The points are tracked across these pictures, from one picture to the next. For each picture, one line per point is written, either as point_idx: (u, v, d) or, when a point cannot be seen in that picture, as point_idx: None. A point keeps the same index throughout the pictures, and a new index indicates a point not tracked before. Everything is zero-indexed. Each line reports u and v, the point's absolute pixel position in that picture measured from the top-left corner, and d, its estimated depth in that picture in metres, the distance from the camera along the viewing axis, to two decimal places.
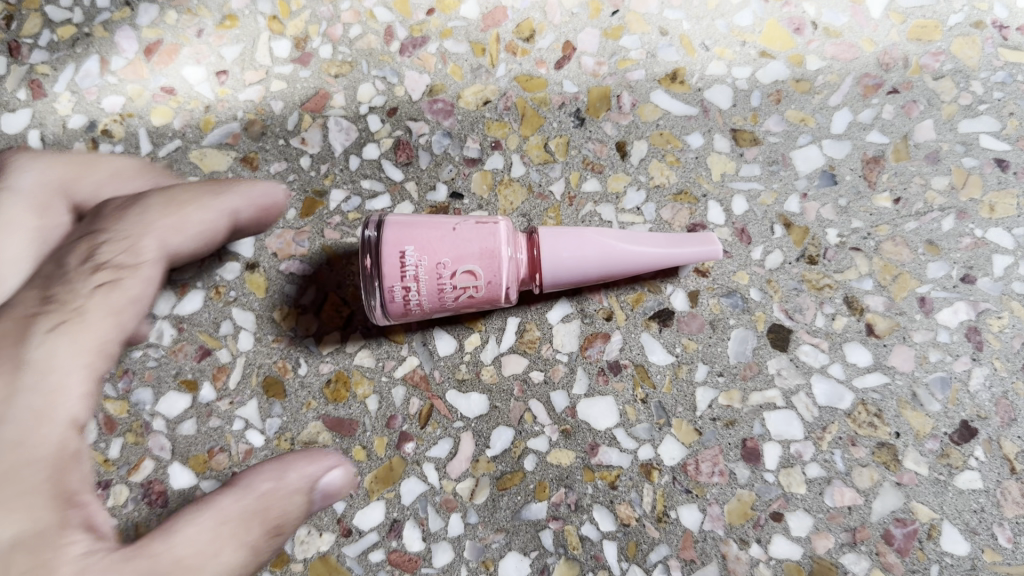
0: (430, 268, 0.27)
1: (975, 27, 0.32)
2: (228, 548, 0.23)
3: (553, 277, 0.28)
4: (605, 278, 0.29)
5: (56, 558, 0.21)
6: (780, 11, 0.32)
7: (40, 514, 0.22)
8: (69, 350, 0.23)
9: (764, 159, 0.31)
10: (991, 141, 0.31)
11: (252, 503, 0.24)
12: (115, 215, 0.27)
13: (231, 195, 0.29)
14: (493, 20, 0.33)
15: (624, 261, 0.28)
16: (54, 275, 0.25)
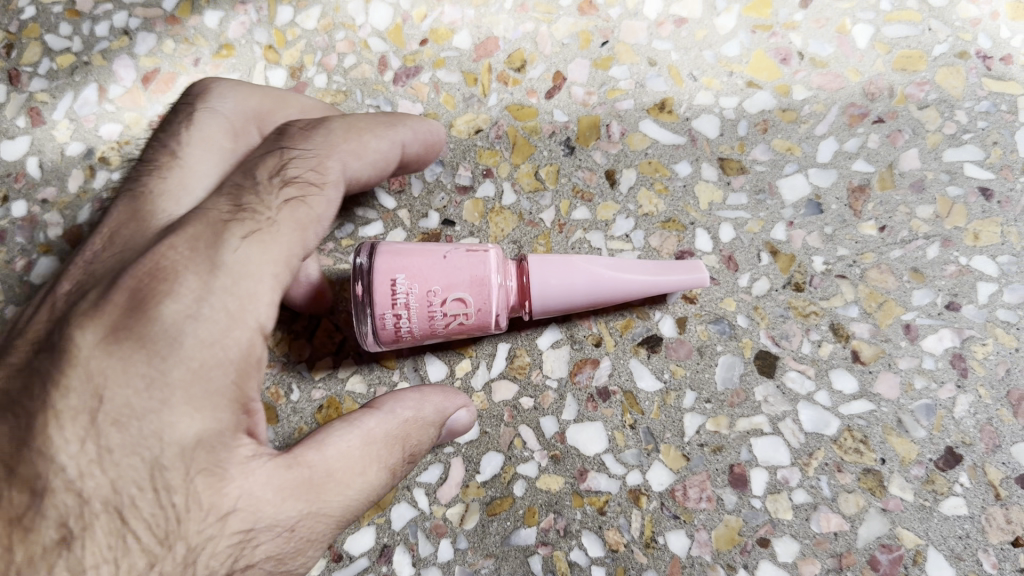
0: (420, 295, 0.27)
1: (959, 57, 0.32)
2: (373, 468, 0.24)
3: (542, 305, 0.28)
4: (595, 306, 0.29)
5: (229, 458, 0.22)
6: (767, 42, 0.33)
7: (220, 415, 0.22)
8: (261, 257, 0.24)
9: (751, 187, 0.31)
10: (975, 170, 0.31)
11: (400, 424, 0.25)
12: (302, 135, 0.28)
13: (402, 129, 0.30)
14: (484, 50, 0.34)
15: (613, 288, 0.28)
16: (248, 192, 0.25)
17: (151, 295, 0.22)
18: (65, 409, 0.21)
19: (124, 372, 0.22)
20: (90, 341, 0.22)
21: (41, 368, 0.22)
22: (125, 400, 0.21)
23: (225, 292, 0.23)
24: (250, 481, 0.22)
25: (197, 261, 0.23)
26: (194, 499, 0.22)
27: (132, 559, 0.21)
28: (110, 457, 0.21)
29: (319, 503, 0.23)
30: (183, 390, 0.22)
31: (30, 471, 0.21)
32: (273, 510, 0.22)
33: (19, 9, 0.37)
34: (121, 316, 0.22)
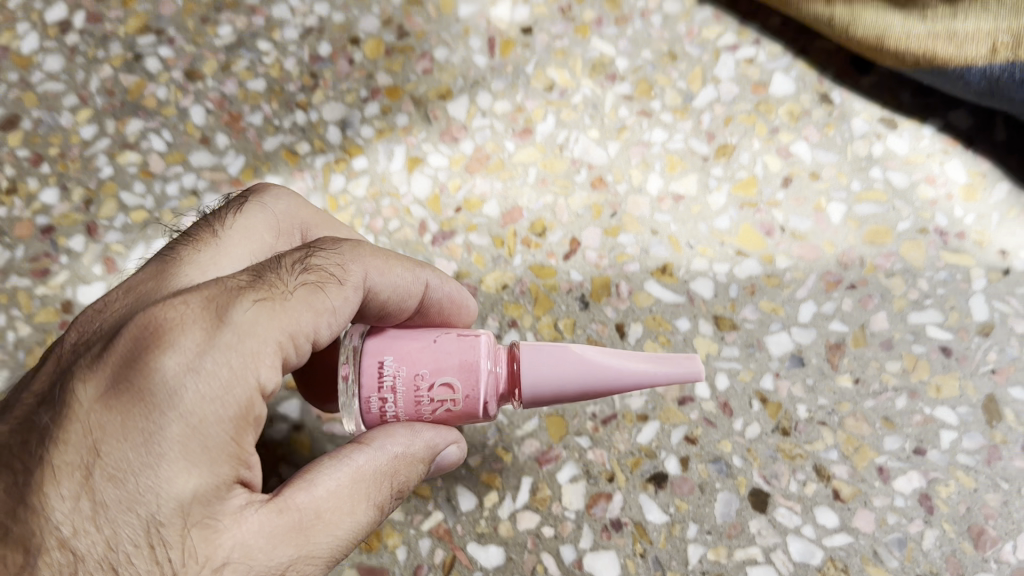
0: (408, 378, 0.29)
1: (920, 232, 0.38)
2: (361, 506, 0.26)
3: (531, 390, 0.29)
4: (586, 395, 0.30)
5: (221, 513, 0.24)
6: (753, 217, 0.39)
7: (217, 469, 0.24)
8: (267, 323, 0.26)
9: (742, 341, 0.36)
10: (937, 331, 0.36)
11: (391, 458, 0.28)
12: (333, 242, 0.30)
13: (428, 270, 0.32)
14: (511, 218, 0.40)
15: (597, 376, 0.29)
16: (270, 268, 0.27)
17: (152, 354, 0.24)
18: (62, 466, 0.23)
19: (123, 430, 0.24)
20: (90, 396, 0.24)
21: (45, 422, 0.24)
22: (121, 457, 0.23)
23: (220, 354, 0.25)
24: (244, 533, 0.24)
25: (203, 318, 0.25)
26: (192, 557, 0.24)
27: None
28: (105, 513, 0.23)
29: (311, 542, 0.25)
30: (179, 445, 0.24)
31: (26, 529, 0.23)
32: (266, 557, 0.24)
33: (98, 168, 0.43)
34: (123, 372, 0.24)
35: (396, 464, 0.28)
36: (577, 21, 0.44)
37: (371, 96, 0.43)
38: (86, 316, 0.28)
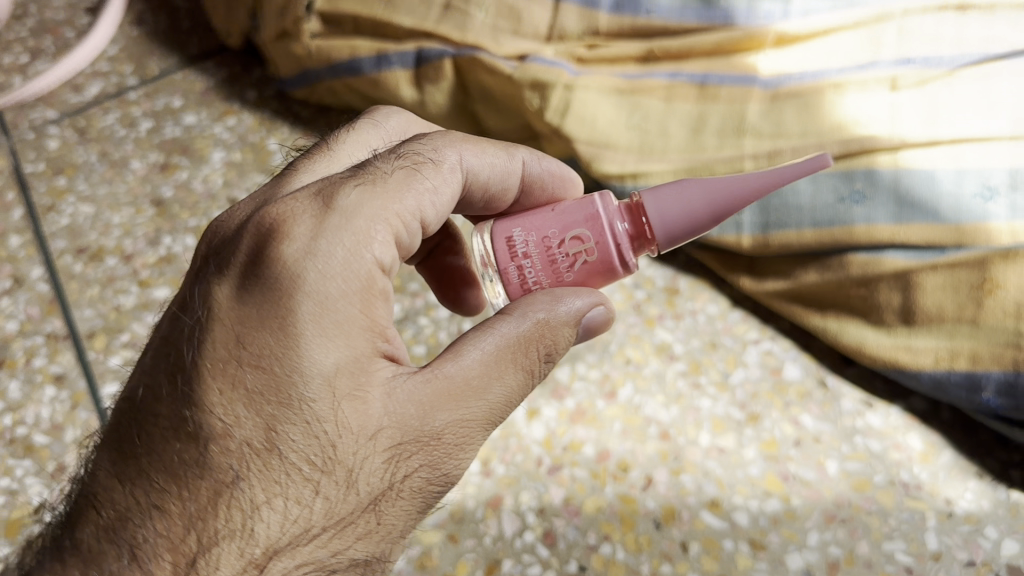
0: (542, 240, 0.47)
1: (891, 484, 0.55)
2: (509, 371, 0.42)
3: (672, 207, 0.47)
4: (714, 202, 0.47)
5: (368, 380, 0.39)
6: (774, 467, 0.55)
7: (345, 341, 0.39)
8: (364, 208, 0.41)
9: (769, 558, 0.52)
10: (903, 555, 0.52)
11: (531, 330, 0.43)
12: (422, 143, 0.47)
13: (521, 152, 0.52)
14: (603, 457, 0.57)
15: (718, 193, 0.47)
16: (366, 173, 0.43)
17: (276, 253, 0.39)
18: (217, 365, 0.38)
19: (260, 321, 0.38)
20: (229, 304, 0.39)
21: (197, 329, 0.39)
22: (266, 348, 0.38)
23: (335, 237, 0.40)
24: (391, 400, 0.39)
25: (314, 221, 0.40)
26: (345, 425, 0.38)
27: (300, 490, 0.38)
28: (256, 398, 0.37)
29: (457, 399, 0.40)
30: (310, 326, 0.38)
31: (200, 427, 0.38)
32: (423, 421, 0.40)
33: None
34: (255, 282, 0.39)
35: (535, 331, 0.44)
36: (645, 316, 0.63)
37: None
38: (217, 224, 0.44)
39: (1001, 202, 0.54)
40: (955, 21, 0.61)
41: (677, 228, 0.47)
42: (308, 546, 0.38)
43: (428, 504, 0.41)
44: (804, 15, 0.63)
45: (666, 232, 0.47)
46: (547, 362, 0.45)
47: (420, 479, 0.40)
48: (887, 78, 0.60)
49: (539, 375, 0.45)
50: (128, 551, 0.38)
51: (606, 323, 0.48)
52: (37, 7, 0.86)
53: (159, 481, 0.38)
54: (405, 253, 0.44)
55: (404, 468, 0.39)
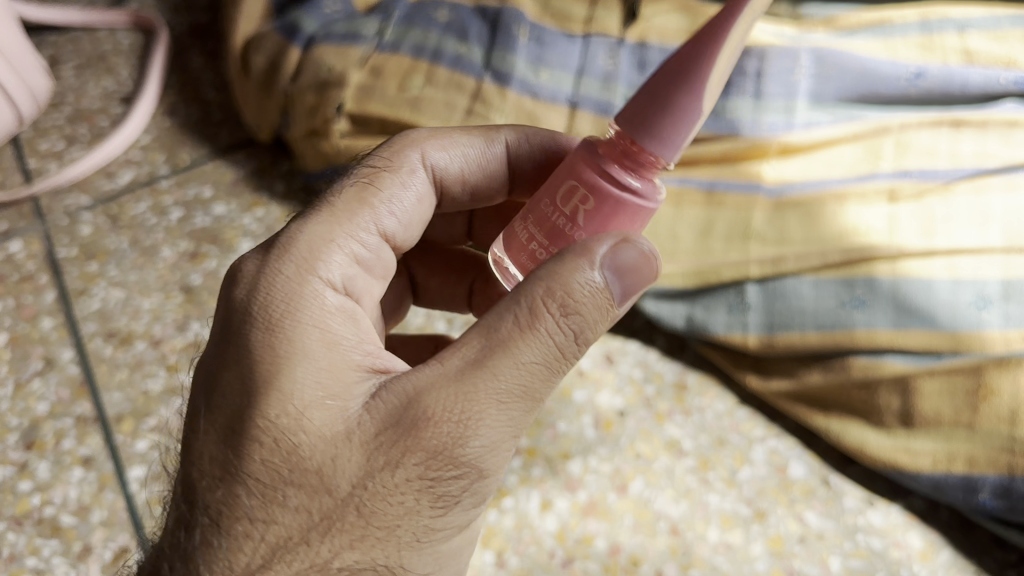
0: (544, 221, 0.45)
1: None
2: (518, 340, 0.40)
3: (645, 107, 0.42)
4: (680, 81, 0.41)
5: (338, 391, 0.41)
6: (779, 564, 0.58)
7: (304, 355, 0.41)
8: (310, 239, 0.45)
9: None
10: None
11: (535, 288, 0.40)
12: (381, 159, 0.51)
13: (505, 130, 0.55)
14: (615, 550, 0.59)
15: (680, 74, 0.41)
16: (321, 208, 0.47)
17: (234, 295, 0.43)
18: (195, 408, 0.42)
19: (223, 357, 0.41)
20: (205, 352, 0.43)
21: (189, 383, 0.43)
22: (230, 380, 0.41)
23: (286, 261, 0.43)
24: (366, 405, 0.40)
25: (264, 259, 0.43)
26: (314, 436, 0.39)
27: (278, 505, 0.39)
28: (225, 428, 0.40)
29: (442, 379, 0.39)
30: (264, 349, 0.40)
31: (188, 468, 0.41)
32: (401, 414, 0.39)
33: None
34: (221, 328, 0.42)
35: (538, 287, 0.40)
36: (655, 410, 0.65)
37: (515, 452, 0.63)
38: None
39: (995, 311, 0.58)
40: (950, 137, 0.66)
41: (653, 114, 0.41)
42: (291, 559, 0.39)
43: (441, 495, 0.40)
44: (807, 126, 0.68)
45: (644, 122, 0.42)
46: (584, 318, 0.41)
47: (413, 469, 0.39)
48: (885, 190, 0.64)
49: (574, 338, 0.41)
50: None
51: (643, 261, 0.42)
52: (73, 95, 0.90)
53: (174, 531, 0.42)
54: (375, 259, 0.48)
55: (389, 463, 0.39)
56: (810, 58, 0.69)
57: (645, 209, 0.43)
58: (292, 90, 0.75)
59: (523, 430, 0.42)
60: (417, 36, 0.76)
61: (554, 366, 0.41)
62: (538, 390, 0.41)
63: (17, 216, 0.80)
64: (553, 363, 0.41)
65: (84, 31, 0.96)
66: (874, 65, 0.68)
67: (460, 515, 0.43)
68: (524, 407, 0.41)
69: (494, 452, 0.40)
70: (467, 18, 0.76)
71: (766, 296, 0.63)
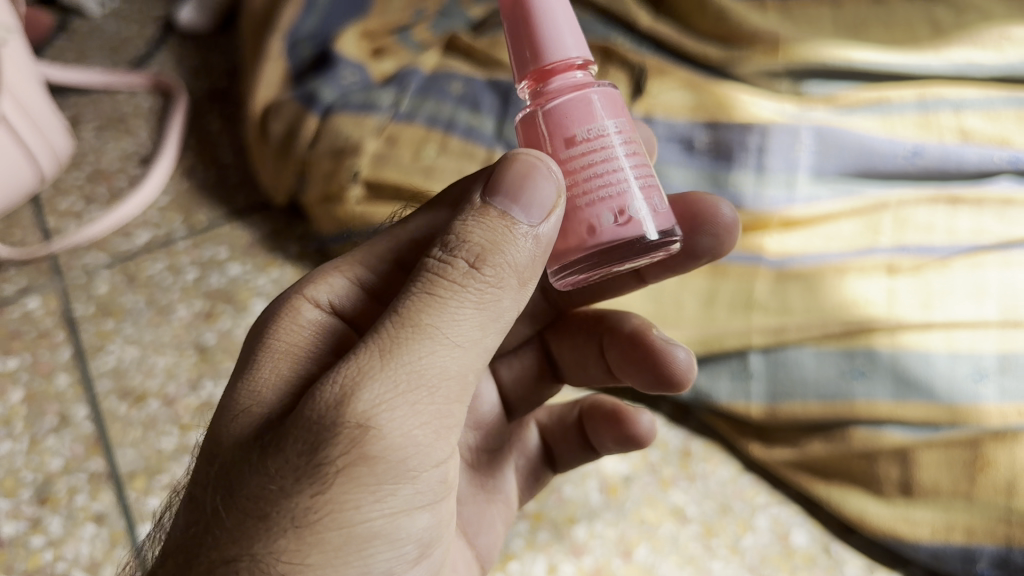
0: None
1: None
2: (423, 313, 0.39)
3: (517, 55, 0.47)
4: (510, 17, 0.47)
5: (267, 393, 0.40)
6: None
7: (254, 365, 0.42)
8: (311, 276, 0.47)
9: None
10: None
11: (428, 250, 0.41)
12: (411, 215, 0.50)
13: None
14: None
15: (508, 18, 0.47)
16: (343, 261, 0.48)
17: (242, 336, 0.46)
18: None
19: None
20: None
21: None
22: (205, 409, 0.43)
23: (273, 300, 0.45)
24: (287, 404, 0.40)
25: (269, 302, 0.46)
26: (229, 435, 0.39)
27: (197, 505, 0.39)
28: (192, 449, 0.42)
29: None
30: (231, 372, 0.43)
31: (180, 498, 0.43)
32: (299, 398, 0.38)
33: None
34: None
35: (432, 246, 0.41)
36: (660, 475, 0.67)
37: (522, 516, 0.65)
38: None
39: (991, 384, 0.60)
40: (947, 213, 0.68)
41: (528, 34, 0.46)
42: (192, 553, 0.37)
43: (318, 465, 0.36)
44: (809, 200, 0.70)
45: (529, 49, 0.46)
46: (476, 248, 0.40)
47: (290, 448, 0.37)
48: (884, 263, 0.66)
49: (469, 269, 0.40)
50: None
51: (532, 161, 0.42)
52: (93, 155, 0.92)
53: None
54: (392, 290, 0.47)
55: (270, 444, 0.37)
56: (810, 134, 0.71)
57: (581, 98, 0.45)
58: (309, 156, 0.78)
59: (426, 384, 0.38)
60: (432, 107, 0.79)
61: (448, 301, 0.39)
62: (433, 331, 0.39)
63: (36, 273, 0.82)
64: (443, 296, 0.39)
65: (105, 93, 0.99)
66: (872, 143, 0.71)
67: (368, 500, 0.38)
68: (414, 347, 0.38)
69: (384, 406, 0.37)
70: (480, 92, 0.79)
71: (769, 365, 0.65)
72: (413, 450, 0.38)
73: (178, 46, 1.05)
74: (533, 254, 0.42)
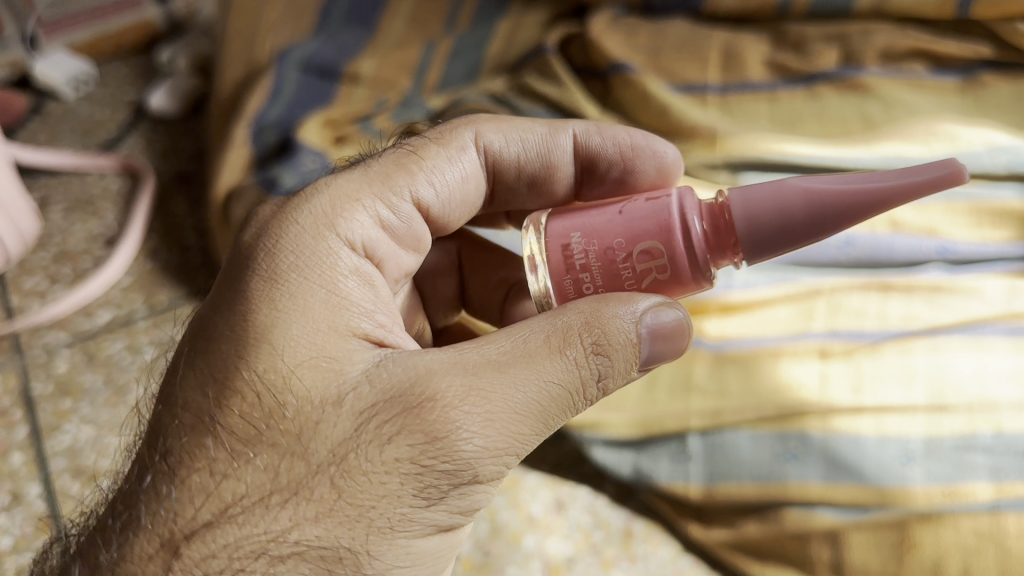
0: (620, 264, 0.51)
1: None
2: (542, 359, 0.46)
3: (766, 217, 0.48)
4: (805, 216, 0.48)
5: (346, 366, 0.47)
6: None
7: (316, 316, 0.48)
8: (329, 194, 0.52)
9: None
10: None
11: (576, 319, 0.47)
12: (429, 146, 0.57)
13: (577, 125, 0.62)
14: None
15: (813, 208, 0.47)
16: (341, 173, 0.54)
17: (246, 241, 0.51)
18: (215, 335, 0.48)
19: (244, 298, 0.48)
20: (214, 294, 0.50)
21: (208, 326, 0.49)
22: (248, 319, 0.47)
23: (304, 228, 0.51)
24: (388, 379, 0.46)
25: (282, 213, 0.52)
26: (326, 401, 0.45)
27: (270, 452, 0.45)
28: (224, 360, 0.47)
29: (456, 367, 0.45)
30: (301, 308, 0.48)
31: (191, 400, 0.47)
32: (412, 393, 0.45)
33: None
34: (230, 272, 0.50)
35: (582, 321, 0.47)
36: (602, 556, 0.69)
37: None
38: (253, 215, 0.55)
39: (918, 467, 0.62)
40: (878, 300, 0.71)
41: (783, 240, 0.48)
42: (254, 513, 0.45)
43: (425, 483, 0.45)
44: (745, 287, 0.73)
45: (770, 240, 0.49)
46: (606, 362, 0.47)
47: (406, 456, 0.44)
48: (817, 348, 0.69)
49: (594, 378, 0.47)
50: (132, 512, 0.47)
51: (685, 328, 0.50)
52: (60, 236, 0.95)
53: (168, 443, 0.47)
54: (405, 232, 0.55)
55: (386, 443, 0.44)
56: None
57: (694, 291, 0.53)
58: None
59: (522, 447, 0.47)
60: None
61: (572, 398, 0.47)
62: (546, 416, 0.46)
63: None
64: (572, 387, 0.47)
65: (75, 174, 1.02)
66: None
67: (441, 518, 0.47)
68: (533, 421, 0.46)
69: (490, 456, 0.45)
70: None
71: (707, 447, 0.67)
72: (483, 492, 0.48)
73: (148, 129, 1.08)
74: (630, 376, 0.49)
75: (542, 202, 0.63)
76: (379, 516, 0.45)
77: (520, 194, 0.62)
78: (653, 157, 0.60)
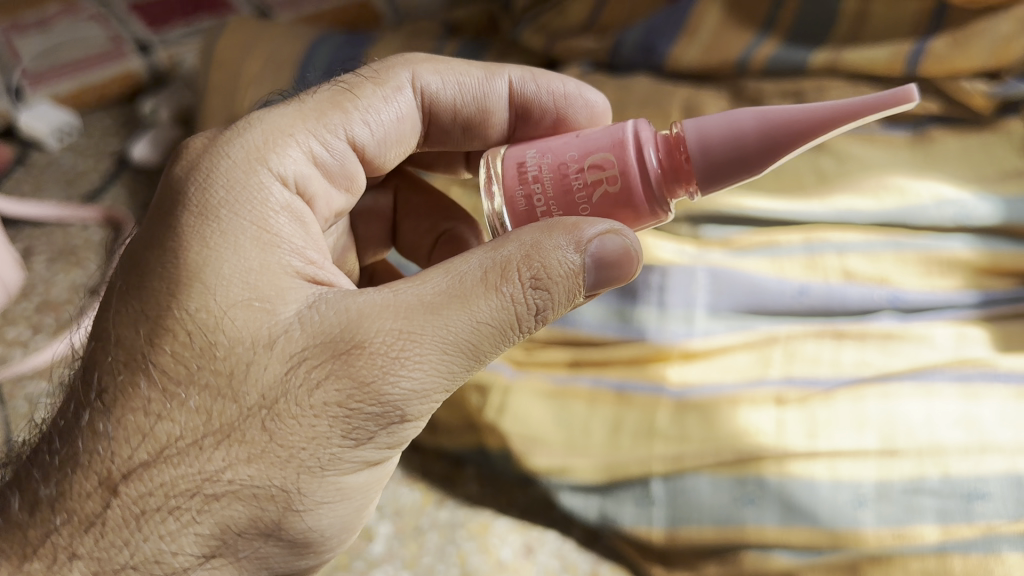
0: (574, 174, 0.53)
1: None
2: (473, 299, 0.47)
3: (720, 137, 0.51)
4: (756, 137, 0.51)
5: (278, 305, 0.48)
6: None
7: (247, 254, 0.49)
8: (258, 133, 0.53)
9: None
10: None
11: (517, 251, 0.48)
12: (360, 87, 0.59)
13: (511, 70, 0.65)
14: None
15: (762, 128, 0.51)
16: (270, 111, 0.55)
17: (178, 176, 0.52)
18: (147, 273, 0.49)
19: (174, 234, 0.49)
20: (145, 227, 0.52)
21: (139, 261, 0.50)
22: (182, 258, 0.49)
23: (234, 163, 0.52)
24: (319, 322, 0.47)
25: (213, 151, 0.53)
26: (258, 342, 0.47)
27: (203, 394, 0.47)
28: (156, 300, 0.48)
29: (389, 311, 0.47)
30: (231, 246, 0.49)
31: (124, 335, 0.49)
32: (342, 336, 0.47)
33: None
34: (161, 208, 0.51)
35: (522, 254, 0.48)
36: None
37: None
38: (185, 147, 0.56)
39: (869, 510, 0.65)
40: (832, 347, 0.74)
41: (734, 157, 0.51)
42: (187, 457, 0.47)
43: (352, 426, 0.47)
44: (705, 334, 0.76)
45: (724, 160, 0.52)
46: (543, 297, 0.49)
47: (335, 400, 0.46)
48: (773, 395, 0.72)
49: (530, 316, 0.49)
50: (68, 448, 0.49)
51: (633, 255, 0.51)
52: (43, 286, 0.97)
53: (102, 378, 0.49)
54: (335, 163, 0.57)
55: (316, 386, 0.46)
56: (705, 275, 0.79)
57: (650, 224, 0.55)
58: None
59: (448, 386, 0.49)
60: None
61: (500, 340, 0.49)
62: (472, 360, 0.49)
63: None
64: (501, 333, 0.48)
65: (58, 225, 1.04)
66: (762, 283, 0.77)
67: (367, 454, 0.50)
68: (461, 364, 0.48)
69: (416, 398, 0.48)
70: None
71: (670, 492, 0.70)
72: (411, 428, 0.50)
73: (132, 179, 1.11)
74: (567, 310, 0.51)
75: (478, 144, 0.66)
76: (307, 458, 0.47)
77: (456, 136, 0.65)
78: (585, 107, 0.64)
